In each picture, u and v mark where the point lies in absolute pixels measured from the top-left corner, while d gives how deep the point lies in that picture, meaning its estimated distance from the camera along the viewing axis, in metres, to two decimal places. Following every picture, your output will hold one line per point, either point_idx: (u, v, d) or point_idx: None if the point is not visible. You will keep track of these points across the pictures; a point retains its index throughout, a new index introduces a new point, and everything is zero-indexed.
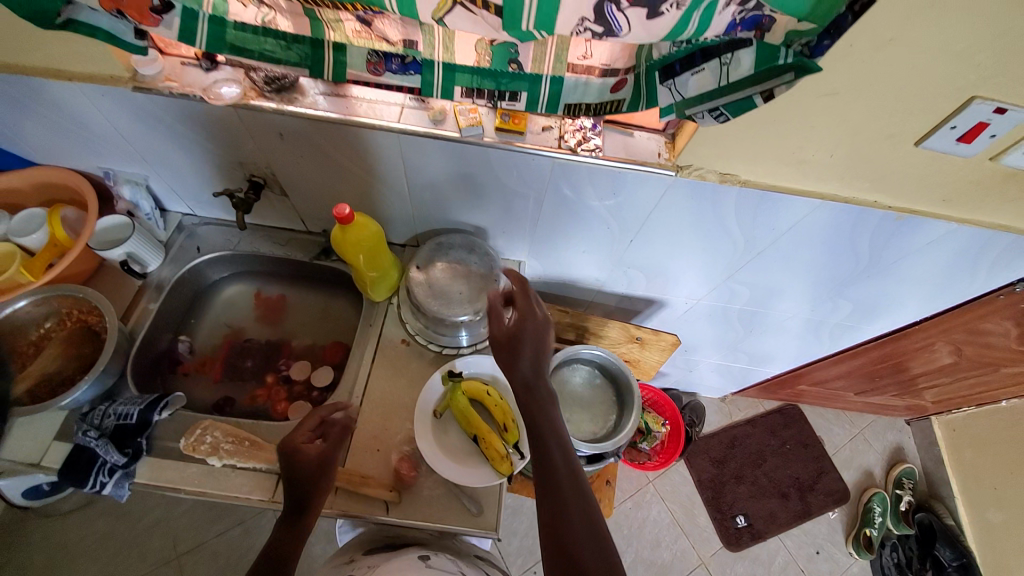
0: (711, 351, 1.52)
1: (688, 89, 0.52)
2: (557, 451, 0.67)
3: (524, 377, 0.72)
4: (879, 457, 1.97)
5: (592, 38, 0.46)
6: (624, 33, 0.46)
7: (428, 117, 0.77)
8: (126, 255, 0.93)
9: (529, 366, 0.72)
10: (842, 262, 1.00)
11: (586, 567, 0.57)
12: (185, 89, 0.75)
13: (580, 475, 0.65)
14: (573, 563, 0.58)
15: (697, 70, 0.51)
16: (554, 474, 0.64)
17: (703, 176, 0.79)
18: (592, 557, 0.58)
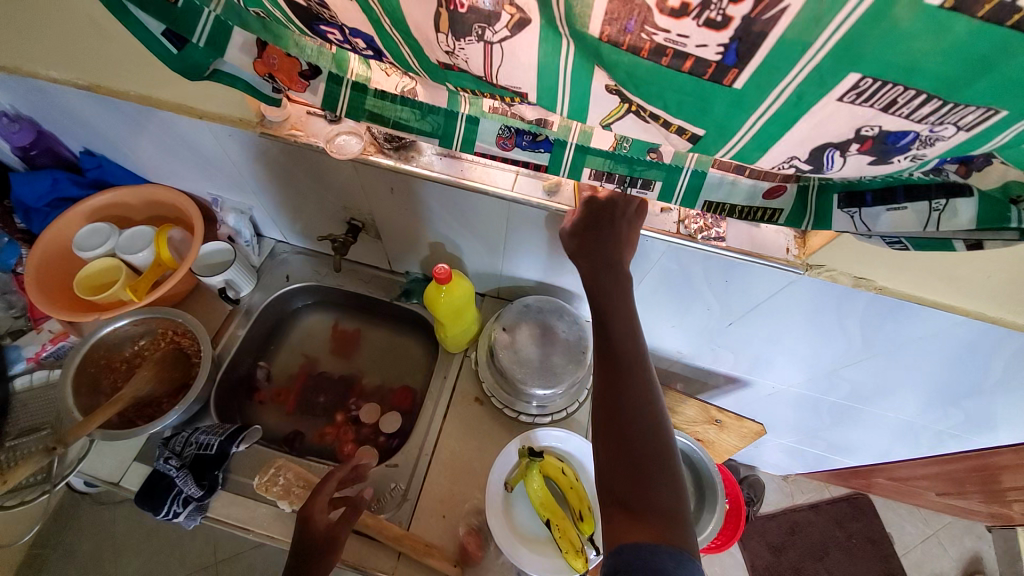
0: (787, 432, 1.39)
1: (879, 225, 0.47)
2: (635, 375, 0.62)
3: (608, 256, 0.67)
4: (954, 563, 1.67)
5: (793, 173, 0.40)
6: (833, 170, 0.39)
7: (542, 187, 0.74)
8: (224, 282, 0.97)
9: (613, 248, 0.67)
10: (970, 375, 0.87)
11: (649, 508, 0.55)
12: (310, 140, 0.77)
13: (659, 409, 0.60)
14: (635, 500, 0.55)
15: (894, 206, 0.46)
16: (628, 403, 0.60)
17: (834, 277, 0.72)
18: (659, 498, 0.55)
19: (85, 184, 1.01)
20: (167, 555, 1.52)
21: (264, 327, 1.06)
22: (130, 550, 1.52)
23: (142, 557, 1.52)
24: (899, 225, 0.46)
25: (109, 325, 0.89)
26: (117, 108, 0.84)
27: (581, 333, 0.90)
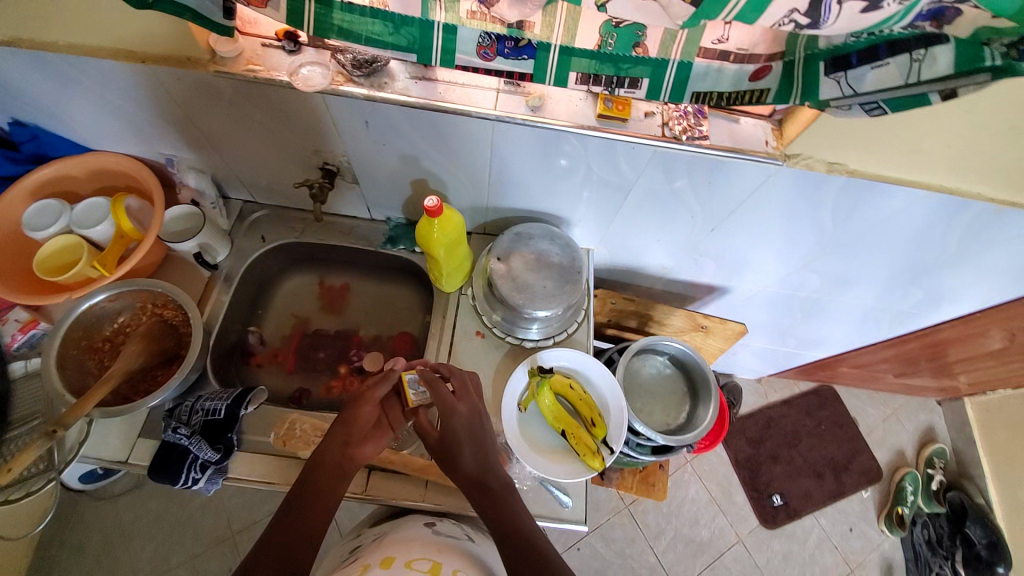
0: (762, 335, 1.48)
1: (865, 84, 0.50)
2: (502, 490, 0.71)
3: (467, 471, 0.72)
4: (910, 436, 1.82)
5: (793, 29, 0.42)
6: (828, 24, 0.42)
7: (524, 103, 0.73)
8: (198, 247, 0.93)
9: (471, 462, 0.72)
10: (925, 249, 0.94)
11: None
12: (270, 74, 0.71)
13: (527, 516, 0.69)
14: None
15: (879, 64, 0.49)
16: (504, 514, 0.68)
17: (811, 165, 0.76)
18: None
19: (20, 160, 0.92)
20: (179, 534, 1.52)
21: (249, 290, 1.04)
22: (141, 537, 1.51)
23: (153, 541, 1.51)
24: (882, 83, 0.50)
25: (85, 301, 0.85)
26: (42, 63, 0.74)
27: (574, 254, 0.93)
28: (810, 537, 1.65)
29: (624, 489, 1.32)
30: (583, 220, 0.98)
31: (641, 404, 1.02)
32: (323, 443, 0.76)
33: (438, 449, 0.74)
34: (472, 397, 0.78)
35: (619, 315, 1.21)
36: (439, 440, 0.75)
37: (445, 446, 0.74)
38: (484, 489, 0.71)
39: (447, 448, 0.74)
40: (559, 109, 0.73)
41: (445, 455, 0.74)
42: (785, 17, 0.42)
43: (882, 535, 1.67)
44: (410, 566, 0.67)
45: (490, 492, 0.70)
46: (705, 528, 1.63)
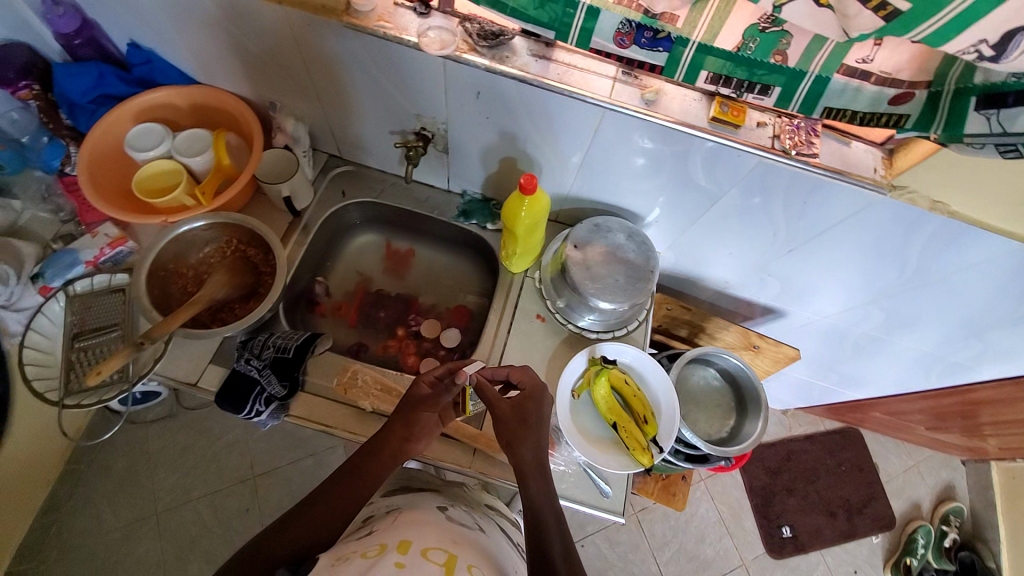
0: (802, 365, 1.46)
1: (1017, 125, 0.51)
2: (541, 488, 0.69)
3: (524, 460, 0.72)
4: (930, 492, 1.79)
5: (974, 59, 0.45)
6: (1007, 60, 0.44)
7: (639, 96, 0.74)
8: (289, 193, 0.96)
9: (530, 451, 0.72)
10: (1003, 302, 0.92)
11: None
12: (399, 34, 0.74)
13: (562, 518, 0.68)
14: None
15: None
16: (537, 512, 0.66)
17: (913, 200, 0.75)
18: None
19: (131, 82, 0.99)
20: (204, 470, 1.51)
21: (322, 240, 1.08)
22: (165, 467, 1.50)
23: (177, 472, 1.50)
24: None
25: (184, 226, 0.89)
26: None
27: (649, 255, 0.93)
28: (814, 573, 1.64)
29: (644, 493, 1.35)
30: (660, 223, 0.99)
31: (686, 411, 1.03)
32: (381, 431, 0.75)
33: (509, 420, 0.74)
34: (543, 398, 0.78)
35: (669, 322, 1.22)
36: (512, 407, 0.75)
37: (518, 410, 0.75)
38: (537, 472, 0.71)
39: (519, 417, 0.75)
40: (672, 106, 0.73)
41: (507, 430, 0.74)
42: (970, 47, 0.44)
43: None
44: (426, 554, 0.55)
45: (538, 478, 0.70)
46: (709, 547, 1.63)
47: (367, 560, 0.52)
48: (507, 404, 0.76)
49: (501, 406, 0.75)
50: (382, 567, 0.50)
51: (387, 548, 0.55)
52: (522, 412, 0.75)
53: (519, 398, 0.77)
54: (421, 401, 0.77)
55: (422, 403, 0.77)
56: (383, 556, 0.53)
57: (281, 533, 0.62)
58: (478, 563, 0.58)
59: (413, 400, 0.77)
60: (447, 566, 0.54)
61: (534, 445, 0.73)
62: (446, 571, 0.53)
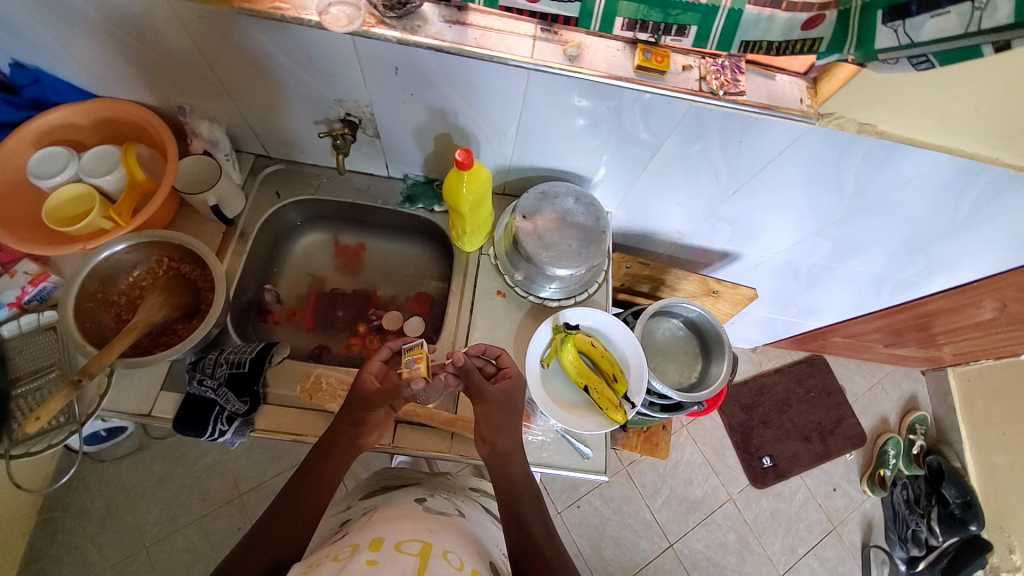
0: (764, 303, 1.51)
1: (925, 33, 0.52)
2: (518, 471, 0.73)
3: (502, 448, 0.73)
4: (895, 404, 1.90)
5: None
6: None
7: (562, 52, 0.72)
8: (217, 201, 0.91)
9: (510, 440, 0.74)
10: (937, 215, 0.96)
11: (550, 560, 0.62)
12: (300, 14, 0.69)
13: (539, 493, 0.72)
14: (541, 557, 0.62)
15: (938, 13, 0.51)
16: (515, 490, 0.71)
17: (841, 125, 0.76)
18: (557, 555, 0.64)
19: (22, 105, 0.90)
20: (186, 497, 1.47)
21: (263, 245, 1.03)
22: (146, 499, 1.45)
23: (157, 504, 1.45)
24: (941, 32, 0.52)
25: (105, 251, 0.83)
26: None
27: (598, 216, 0.93)
28: (797, 496, 1.74)
29: (629, 448, 1.39)
30: (607, 182, 0.98)
31: (655, 363, 1.05)
32: (346, 427, 0.72)
33: (496, 407, 0.75)
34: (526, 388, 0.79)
35: (631, 280, 1.23)
36: (502, 393, 0.76)
37: (509, 396, 0.76)
38: (515, 456, 0.74)
39: (508, 404, 0.76)
40: (595, 59, 0.72)
41: (491, 414, 0.75)
42: None
43: (863, 495, 1.76)
44: (400, 548, 0.55)
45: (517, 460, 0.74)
46: (698, 488, 1.71)
47: (338, 562, 0.53)
48: (500, 390, 0.77)
49: (492, 393, 0.76)
50: (353, 567, 0.50)
51: (360, 548, 0.55)
52: (508, 402, 0.76)
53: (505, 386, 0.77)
54: (367, 400, 0.73)
55: (371, 400, 0.73)
56: (354, 556, 0.53)
57: (252, 546, 0.61)
58: (454, 548, 0.59)
59: (361, 399, 0.73)
60: (420, 554, 0.55)
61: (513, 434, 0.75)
62: (420, 561, 0.54)
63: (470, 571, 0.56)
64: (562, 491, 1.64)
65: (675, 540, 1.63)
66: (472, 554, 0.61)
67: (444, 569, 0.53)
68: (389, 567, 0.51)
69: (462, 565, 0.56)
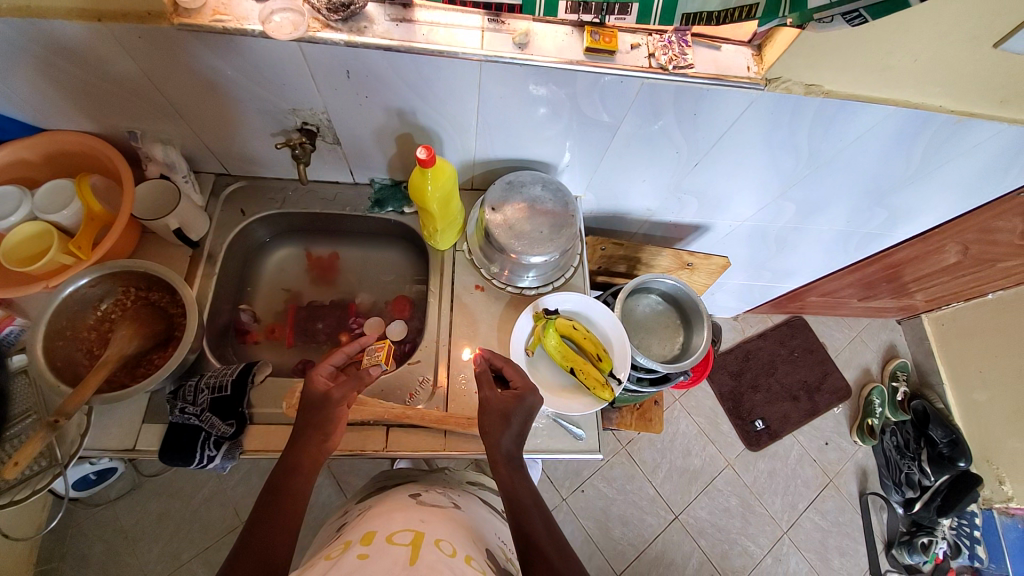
0: (739, 271, 1.55)
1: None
2: (524, 490, 0.70)
3: (507, 450, 0.72)
4: (875, 355, 1.97)
5: None
6: None
7: (510, 41, 0.72)
8: (179, 224, 0.90)
9: (513, 441, 0.73)
10: (891, 168, 1.00)
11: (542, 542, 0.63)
12: (241, 24, 0.68)
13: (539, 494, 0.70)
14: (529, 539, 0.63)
15: None
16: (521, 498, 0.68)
17: (789, 89, 0.78)
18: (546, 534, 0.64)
19: None
20: (187, 530, 1.44)
21: (233, 265, 1.02)
22: (146, 539, 1.42)
23: (158, 542, 1.42)
24: None
25: (66, 287, 0.81)
26: None
27: (566, 199, 0.94)
28: (791, 454, 1.79)
29: (624, 426, 1.41)
30: (572, 167, 0.99)
31: (639, 339, 1.07)
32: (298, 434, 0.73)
33: (496, 412, 0.74)
34: (540, 397, 0.78)
35: (608, 261, 1.25)
36: (501, 401, 0.75)
37: (505, 406, 0.74)
38: (514, 472, 0.71)
39: (505, 413, 0.74)
40: (544, 46, 0.73)
41: (501, 414, 0.74)
42: None
43: (854, 445, 1.82)
44: (390, 540, 0.57)
45: (518, 472, 0.72)
46: (697, 458, 1.74)
47: (331, 559, 0.54)
48: (499, 396, 0.76)
49: (492, 399, 0.75)
50: (344, 562, 0.52)
51: (352, 544, 0.58)
52: (511, 410, 0.75)
53: (513, 392, 0.76)
54: (324, 395, 0.73)
55: (328, 398, 0.73)
56: (346, 552, 0.55)
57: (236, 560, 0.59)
58: (447, 536, 0.61)
59: (315, 400, 0.73)
60: (412, 543, 0.57)
61: (518, 431, 0.74)
62: (411, 549, 0.55)
63: (463, 556, 0.57)
64: (565, 477, 1.67)
65: (680, 511, 1.66)
66: (466, 541, 0.63)
67: (436, 555, 0.55)
68: (380, 557, 0.53)
69: (455, 551, 0.58)
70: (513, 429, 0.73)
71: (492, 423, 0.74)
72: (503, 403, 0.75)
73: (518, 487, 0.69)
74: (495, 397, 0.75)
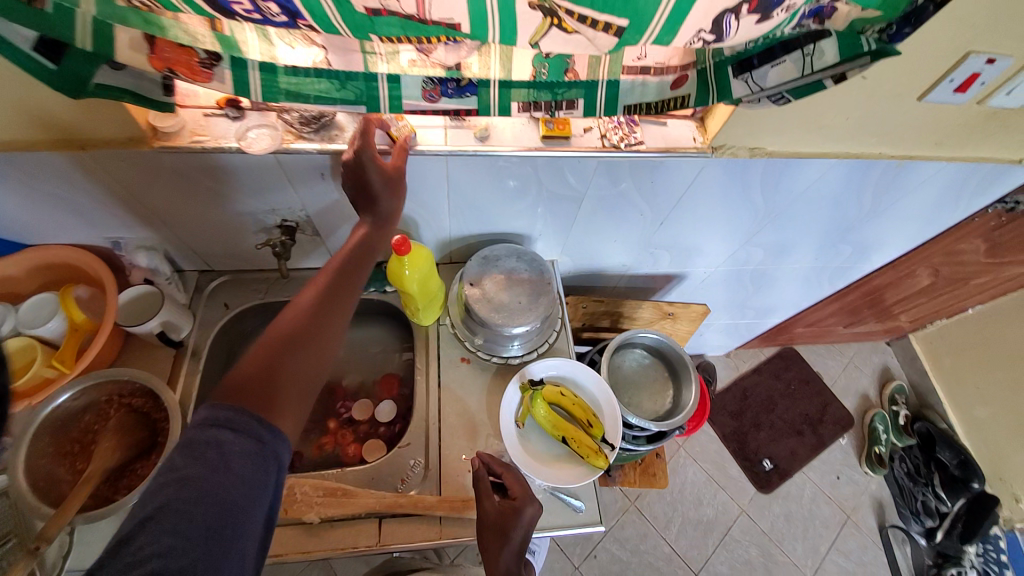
0: (723, 312, 1.57)
1: (770, 79, 0.61)
2: None
3: (507, 569, 0.70)
4: (870, 380, 1.97)
5: (704, 45, 0.53)
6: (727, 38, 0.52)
7: (472, 136, 0.79)
8: (161, 326, 0.91)
9: (513, 557, 0.71)
10: (847, 208, 1.06)
11: None
12: (218, 142, 0.73)
13: None
14: None
15: (776, 63, 0.60)
16: None
17: (735, 153, 0.85)
18: None
19: None
20: None
21: (218, 359, 1.02)
22: None
23: None
24: (785, 76, 0.60)
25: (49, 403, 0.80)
26: None
27: (541, 268, 0.97)
28: (804, 493, 1.73)
29: (629, 484, 1.37)
30: (546, 235, 1.03)
31: (629, 397, 1.07)
32: (316, 306, 0.66)
33: (493, 527, 0.73)
34: (538, 505, 0.76)
35: (592, 318, 1.28)
36: (499, 514, 0.74)
37: (504, 520, 0.73)
38: None
39: (502, 528, 0.72)
40: (504, 136, 0.79)
41: (499, 528, 0.72)
42: (696, 37, 0.52)
43: (867, 477, 1.78)
44: None
45: None
46: (709, 507, 1.68)
47: None
48: (497, 508, 0.74)
49: (489, 512, 0.74)
50: None
51: None
52: (509, 523, 0.73)
53: (509, 503, 0.75)
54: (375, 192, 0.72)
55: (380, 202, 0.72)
56: None
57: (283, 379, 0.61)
58: None
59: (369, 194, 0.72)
60: None
61: (520, 544, 0.72)
62: None
63: None
64: (576, 543, 1.59)
65: (699, 568, 1.58)
66: None
67: None
68: None
69: None
70: (509, 541, 0.71)
71: (490, 540, 0.72)
72: (500, 515, 0.73)
73: None
74: (491, 509, 0.74)
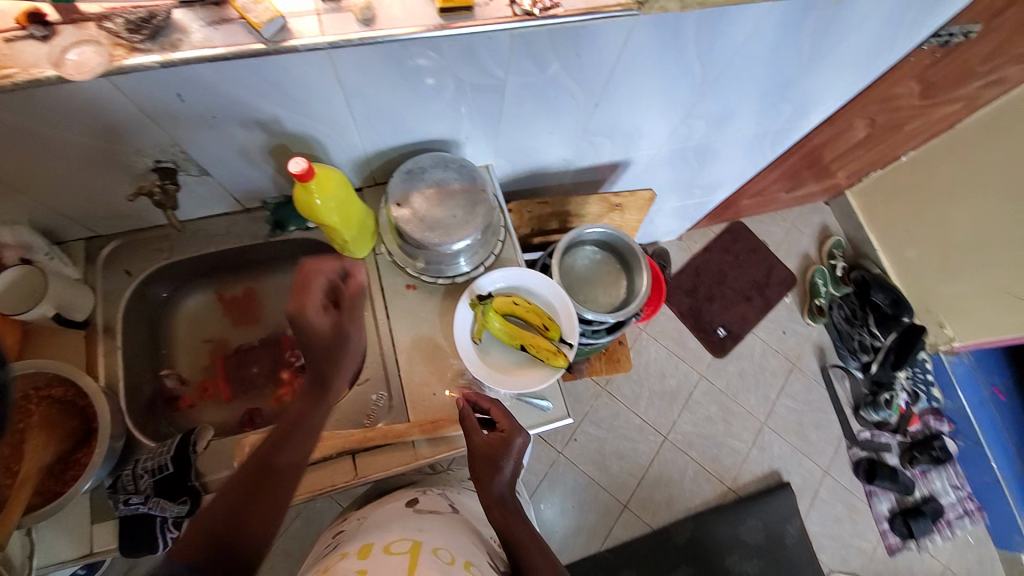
0: (670, 193, 1.55)
1: None
2: (523, 530, 0.71)
3: (500, 492, 0.74)
4: (811, 239, 2.07)
5: None
6: None
7: (355, 19, 0.65)
8: (56, 308, 0.80)
9: (506, 482, 0.74)
10: (785, 62, 0.99)
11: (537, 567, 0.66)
12: (33, 72, 0.57)
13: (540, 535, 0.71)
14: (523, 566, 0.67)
15: None
16: (516, 536, 0.70)
17: (665, 7, 0.74)
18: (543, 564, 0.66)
19: None
20: None
21: (140, 331, 0.93)
22: None
23: None
24: None
25: None
26: None
27: (472, 174, 0.88)
28: (755, 351, 1.89)
29: (596, 373, 1.44)
30: (472, 137, 0.92)
31: (583, 294, 1.06)
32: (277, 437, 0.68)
33: (483, 457, 0.74)
34: (527, 434, 0.77)
35: (539, 222, 1.23)
36: (488, 445, 0.75)
37: (493, 449, 0.74)
38: (508, 513, 0.73)
39: (491, 457, 0.74)
40: (393, 15, 0.66)
41: (489, 458, 0.74)
42: None
43: (808, 327, 1.95)
44: (389, 550, 0.62)
45: (515, 514, 0.73)
46: (671, 379, 1.82)
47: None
48: (486, 440, 0.75)
49: (477, 443, 0.75)
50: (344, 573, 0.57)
51: (351, 556, 0.62)
52: (499, 453, 0.74)
53: (497, 436, 0.76)
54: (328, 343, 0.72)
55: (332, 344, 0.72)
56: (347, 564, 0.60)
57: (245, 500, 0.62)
58: (444, 544, 0.66)
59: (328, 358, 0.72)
60: (409, 551, 0.62)
61: (511, 471, 0.75)
62: (409, 558, 0.60)
63: (462, 563, 0.63)
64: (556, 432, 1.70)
65: (668, 431, 1.75)
66: (464, 546, 0.68)
67: (435, 563, 0.60)
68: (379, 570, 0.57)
69: (453, 560, 0.63)
70: (501, 476, 0.74)
71: (482, 470, 0.74)
72: (492, 455, 0.74)
73: (515, 525, 0.71)
74: (480, 442, 0.75)
